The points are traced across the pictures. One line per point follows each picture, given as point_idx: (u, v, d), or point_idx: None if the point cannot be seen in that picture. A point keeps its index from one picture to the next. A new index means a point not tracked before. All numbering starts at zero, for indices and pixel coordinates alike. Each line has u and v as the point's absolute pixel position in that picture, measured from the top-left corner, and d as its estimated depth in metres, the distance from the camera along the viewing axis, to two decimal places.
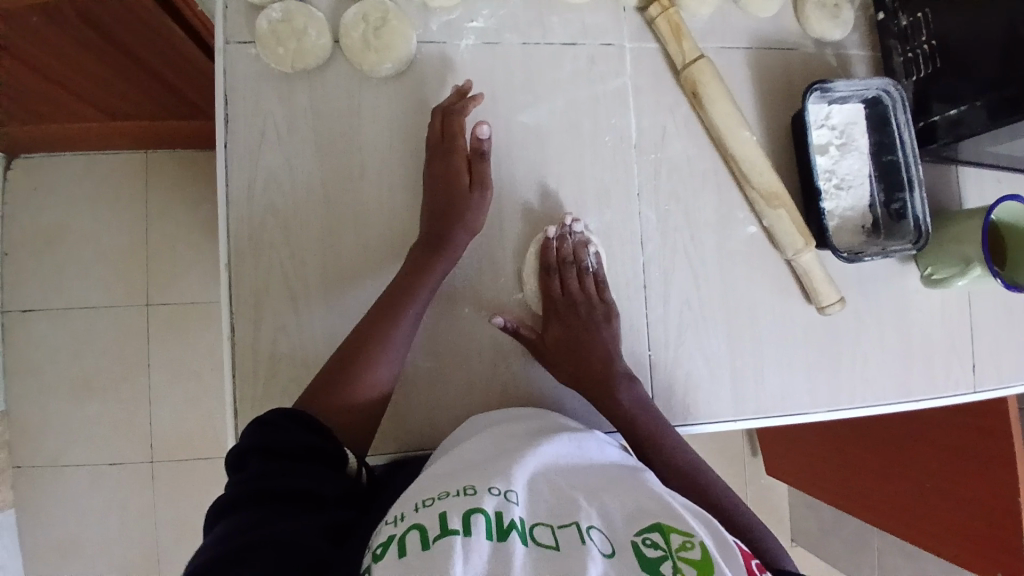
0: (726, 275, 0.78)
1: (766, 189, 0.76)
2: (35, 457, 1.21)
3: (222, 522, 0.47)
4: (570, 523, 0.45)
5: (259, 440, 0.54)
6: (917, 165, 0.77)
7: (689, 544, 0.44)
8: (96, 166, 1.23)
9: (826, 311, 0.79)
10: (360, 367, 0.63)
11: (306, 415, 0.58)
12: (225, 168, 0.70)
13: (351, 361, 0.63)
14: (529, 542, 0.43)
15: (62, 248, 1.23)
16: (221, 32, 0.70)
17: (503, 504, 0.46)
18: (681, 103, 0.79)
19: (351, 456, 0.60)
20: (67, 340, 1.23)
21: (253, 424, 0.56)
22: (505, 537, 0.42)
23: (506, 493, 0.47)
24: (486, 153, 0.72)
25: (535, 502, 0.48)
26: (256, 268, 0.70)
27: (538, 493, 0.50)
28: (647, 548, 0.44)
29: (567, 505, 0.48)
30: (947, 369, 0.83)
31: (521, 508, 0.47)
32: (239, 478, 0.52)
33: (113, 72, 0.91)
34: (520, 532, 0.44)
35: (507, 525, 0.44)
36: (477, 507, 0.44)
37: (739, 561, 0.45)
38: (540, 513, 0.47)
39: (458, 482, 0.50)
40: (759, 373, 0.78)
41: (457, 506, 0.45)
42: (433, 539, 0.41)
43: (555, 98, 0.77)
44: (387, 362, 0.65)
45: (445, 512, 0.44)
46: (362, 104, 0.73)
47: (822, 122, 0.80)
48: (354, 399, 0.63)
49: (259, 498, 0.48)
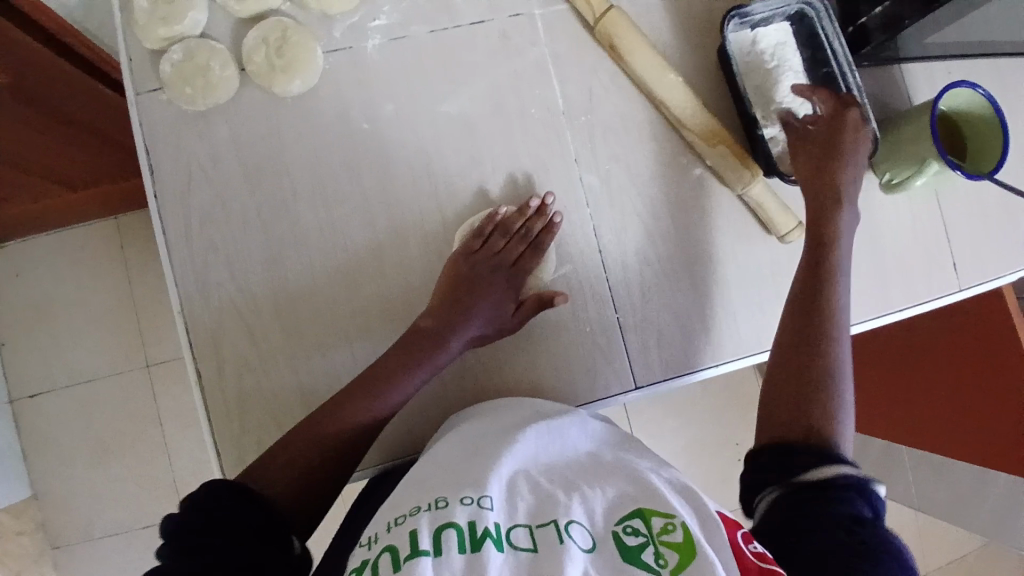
0: (682, 223, 0.77)
1: (702, 129, 0.75)
2: (65, 533, 1.23)
3: None
4: (549, 522, 0.45)
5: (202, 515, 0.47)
6: (853, 71, 0.76)
7: (671, 526, 0.44)
8: (66, 240, 1.24)
9: (787, 240, 0.77)
10: (353, 406, 0.61)
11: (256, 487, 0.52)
12: (160, 218, 0.70)
13: (345, 403, 0.61)
14: (505, 547, 0.43)
15: (48, 326, 1.24)
16: (129, 84, 0.70)
17: (476, 513, 0.45)
18: (604, 58, 0.77)
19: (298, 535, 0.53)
20: (73, 414, 1.24)
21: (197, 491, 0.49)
22: (477, 547, 0.42)
23: (478, 500, 0.46)
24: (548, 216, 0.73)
25: (512, 505, 0.47)
26: (209, 311, 0.70)
27: (515, 493, 0.49)
28: (628, 535, 0.44)
29: (545, 502, 0.48)
30: (927, 274, 0.81)
31: (496, 513, 0.46)
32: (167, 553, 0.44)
33: (50, 145, 0.90)
34: (496, 539, 0.43)
35: (481, 533, 0.43)
36: (448, 522, 0.44)
37: (724, 531, 0.45)
38: (516, 516, 0.46)
39: (430, 494, 0.49)
40: (733, 315, 0.77)
41: (428, 523, 0.44)
42: (402, 561, 0.41)
43: (476, 81, 0.76)
44: (397, 378, 0.64)
45: (416, 531, 0.43)
46: (282, 127, 0.72)
47: (748, 49, 0.77)
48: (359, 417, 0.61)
49: (185, 550, 0.44)
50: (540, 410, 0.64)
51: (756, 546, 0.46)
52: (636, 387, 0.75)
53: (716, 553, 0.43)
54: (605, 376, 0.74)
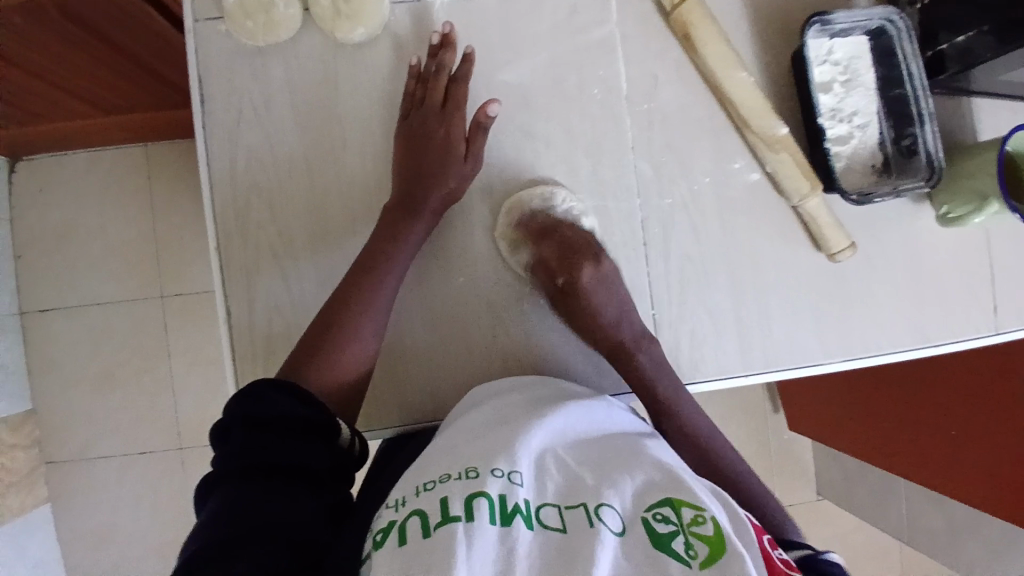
0: (730, 225, 0.75)
1: (769, 133, 0.72)
2: (64, 450, 1.24)
3: (214, 498, 0.48)
4: (578, 505, 0.44)
5: (248, 415, 0.53)
6: (927, 97, 0.74)
7: (701, 519, 0.43)
8: (97, 162, 1.23)
9: (836, 259, 0.75)
10: (342, 337, 0.63)
11: (289, 384, 0.56)
12: (206, 152, 0.69)
13: (332, 333, 0.63)
14: (535, 525, 0.42)
15: (70, 246, 1.23)
16: (188, 11, 0.68)
17: (507, 488, 0.44)
18: (673, 47, 0.75)
19: (343, 426, 0.59)
20: (84, 335, 1.24)
21: (238, 396, 0.55)
22: (508, 522, 0.41)
23: (509, 475, 0.46)
24: (486, 127, 0.69)
25: (542, 483, 0.47)
26: (245, 250, 0.69)
27: (545, 472, 0.48)
28: (658, 522, 0.43)
29: (575, 484, 0.47)
30: (964, 312, 0.79)
31: (526, 489, 0.45)
32: (224, 450, 0.51)
33: (96, 64, 0.89)
34: (525, 517, 0.42)
35: (511, 509, 0.42)
36: (480, 491, 0.43)
37: (754, 537, 0.45)
38: (546, 495, 0.46)
39: (459, 462, 0.48)
40: (769, 326, 0.75)
41: (459, 491, 0.44)
42: (434, 527, 0.41)
43: (539, 53, 0.74)
44: (369, 332, 0.64)
45: (447, 499, 0.43)
46: (338, 73, 0.70)
47: (824, 57, 0.75)
48: (344, 373, 0.63)
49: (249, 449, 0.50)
50: (567, 392, 0.63)
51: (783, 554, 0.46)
52: None
53: (746, 552, 0.42)
54: None
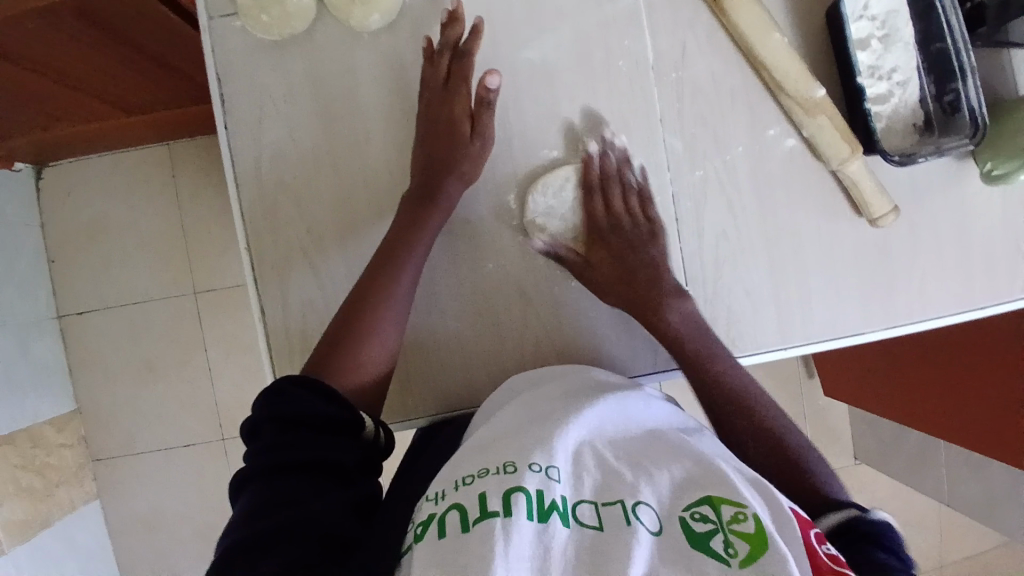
0: (766, 195, 0.73)
1: (806, 97, 0.69)
2: (110, 447, 1.27)
3: (245, 493, 0.48)
4: (615, 501, 0.43)
5: (276, 412, 0.53)
6: (969, 50, 0.70)
7: (742, 516, 0.42)
8: (121, 163, 1.24)
9: (878, 224, 0.73)
10: (365, 330, 0.62)
11: (315, 380, 0.56)
12: (231, 151, 0.68)
13: (354, 326, 0.62)
14: (571, 523, 0.41)
15: (100, 248, 1.25)
16: (203, 8, 0.67)
17: (545, 483, 0.44)
18: (701, 11, 0.72)
19: (367, 419, 0.58)
20: (120, 335, 1.26)
21: (267, 391, 0.55)
22: (545, 519, 0.41)
23: (547, 469, 0.45)
24: (492, 103, 0.69)
25: (578, 477, 0.46)
26: (276, 248, 0.68)
27: (581, 466, 0.47)
28: (695, 522, 0.42)
29: (613, 479, 0.46)
30: (1014, 273, 0.75)
31: (563, 485, 0.44)
32: (255, 446, 0.51)
33: (113, 65, 0.88)
34: (562, 513, 0.42)
35: (548, 505, 0.42)
36: (518, 486, 0.42)
37: (798, 529, 0.43)
38: (582, 490, 0.45)
39: (496, 457, 0.48)
40: (808, 298, 0.73)
41: (497, 486, 0.43)
42: (473, 523, 0.40)
43: (560, 27, 0.71)
44: (390, 326, 0.63)
45: (485, 494, 0.43)
46: (356, 63, 0.69)
47: (861, 13, 0.71)
48: (364, 372, 0.61)
49: (280, 445, 0.50)
50: (602, 383, 0.62)
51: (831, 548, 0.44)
52: None
53: (789, 549, 0.40)
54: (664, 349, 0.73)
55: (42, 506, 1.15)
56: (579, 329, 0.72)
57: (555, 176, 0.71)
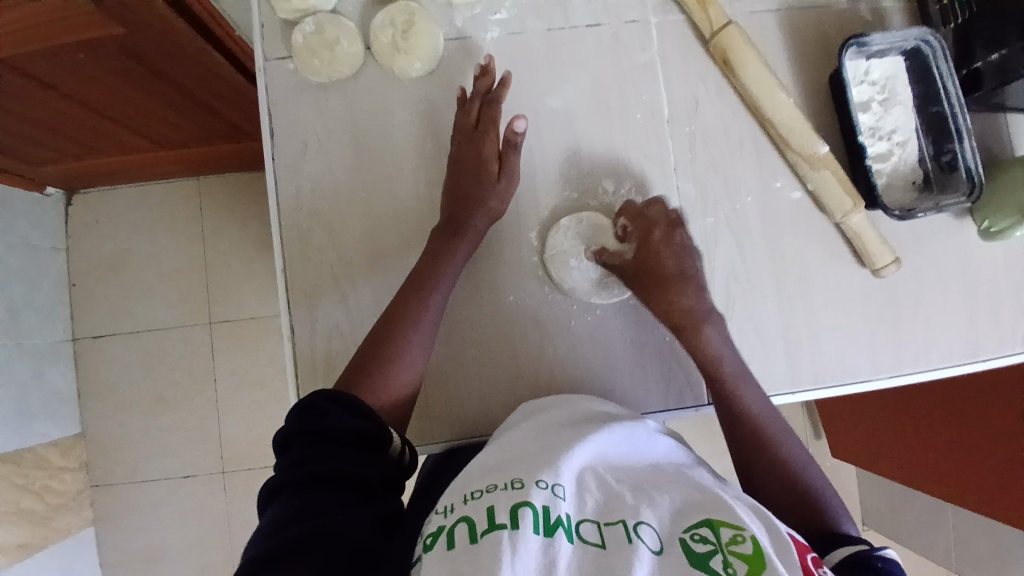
0: (772, 242, 0.77)
1: (809, 152, 0.74)
2: (115, 472, 1.28)
3: (273, 503, 0.51)
4: (618, 521, 0.45)
5: (305, 426, 0.56)
6: (964, 114, 0.75)
7: (740, 538, 0.44)
8: (152, 193, 1.30)
9: (880, 274, 0.76)
10: (393, 354, 0.65)
11: (349, 397, 0.59)
12: (274, 182, 0.73)
13: (382, 351, 0.65)
14: (575, 539, 0.44)
15: (124, 275, 1.30)
16: (259, 51, 0.73)
17: (551, 499, 0.46)
18: (712, 71, 0.78)
19: (395, 436, 0.61)
20: (137, 359, 1.30)
21: (297, 407, 0.58)
22: (551, 533, 0.43)
23: (552, 487, 0.48)
24: (519, 145, 0.73)
25: (582, 498, 0.48)
26: (308, 273, 0.73)
27: (585, 488, 0.50)
28: (696, 543, 0.44)
29: (615, 501, 0.48)
30: (1014, 326, 0.78)
31: (568, 503, 0.47)
32: (285, 459, 0.54)
33: (157, 101, 0.95)
34: (566, 529, 0.44)
35: (554, 521, 0.44)
36: (525, 501, 0.45)
37: (795, 555, 0.45)
38: (586, 510, 0.47)
39: (505, 475, 0.50)
40: (815, 343, 0.76)
41: (505, 501, 0.46)
42: (480, 534, 0.43)
43: (582, 82, 0.77)
44: (418, 348, 0.66)
45: (493, 507, 0.45)
46: (394, 106, 0.75)
47: (861, 78, 0.77)
48: (390, 391, 0.64)
49: (308, 457, 0.53)
50: (600, 413, 0.64)
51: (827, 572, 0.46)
52: (708, 402, 0.75)
53: (785, 571, 0.42)
54: (677, 385, 0.75)
55: (42, 527, 1.16)
56: (587, 365, 0.75)
57: (579, 216, 0.75)
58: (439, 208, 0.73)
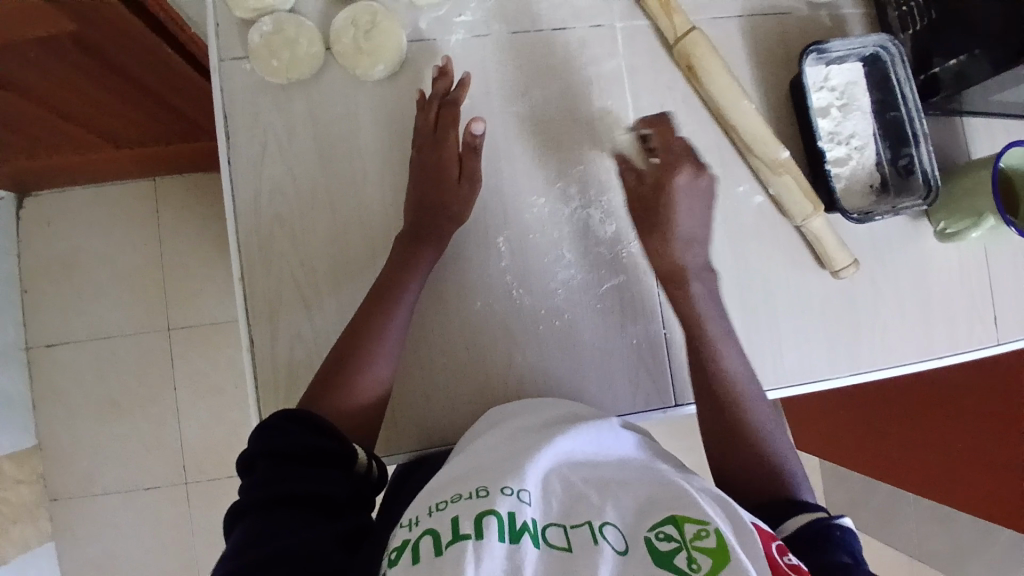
0: (736, 246, 0.78)
1: (770, 158, 0.75)
2: (69, 484, 1.24)
3: (237, 527, 0.49)
4: (583, 523, 0.45)
5: (268, 447, 0.55)
6: (920, 119, 0.77)
7: (704, 533, 0.44)
8: (107, 195, 1.26)
9: (840, 276, 0.78)
10: (360, 364, 0.64)
11: (313, 414, 0.58)
12: (232, 186, 0.71)
13: (349, 362, 0.64)
14: (541, 544, 0.44)
15: (77, 280, 1.25)
16: (215, 50, 0.71)
17: (516, 505, 0.46)
18: (678, 78, 0.79)
19: (360, 452, 0.60)
20: (92, 367, 1.25)
21: (259, 428, 0.57)
22: (517, 539, 0.43)
23: (518, 493, 0.47)
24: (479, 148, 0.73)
25: (548, 501, 0.48)
26: (268, 280, 0.71)
27: (551, 491, 0.49)
28: (660, 541, 0.44)
29: (580, 502, 0.48)
30: (967, 326, 0.81)
31: (533, 508, 0.47)
32: (249, 481, 0.53)
33: (110, 100, 0.91)
34: (532, 535, 0.44)
35: (519, 526, 0.44)
36: (490, 509, 0.45)
37: (758, 544, 0.45)
38: (552, 513, 0.47)
39: (470, 483, 0.50)
40: (779, 346, 0.77)
41: (469, 510, 0.45)
42: (445, 546, 0.42)
43: (549, 86, 0.77)
44: (384, 357, 0.65)
45: (458, 518, 0.44)
46: (358, 109, 0.74)
47: (821, 84, 0.79)
48: (356, 401, 0.63)
49: (272, 478, 0.52)
50: (569, 414, 0.64)
51: (791, 560, 0.46)
52: (676, 405, 0.76)
53: (749, 562, 0.43)
54: (646, 389, 0.76)
55: None
56: (557, 369, 0.75)
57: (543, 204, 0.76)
58: (404, 212, 0.72)
